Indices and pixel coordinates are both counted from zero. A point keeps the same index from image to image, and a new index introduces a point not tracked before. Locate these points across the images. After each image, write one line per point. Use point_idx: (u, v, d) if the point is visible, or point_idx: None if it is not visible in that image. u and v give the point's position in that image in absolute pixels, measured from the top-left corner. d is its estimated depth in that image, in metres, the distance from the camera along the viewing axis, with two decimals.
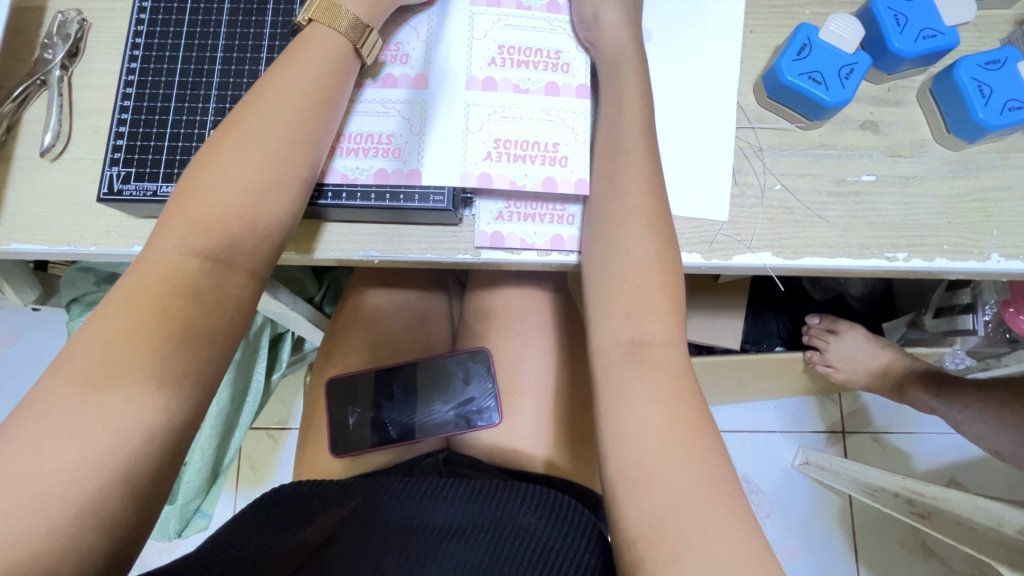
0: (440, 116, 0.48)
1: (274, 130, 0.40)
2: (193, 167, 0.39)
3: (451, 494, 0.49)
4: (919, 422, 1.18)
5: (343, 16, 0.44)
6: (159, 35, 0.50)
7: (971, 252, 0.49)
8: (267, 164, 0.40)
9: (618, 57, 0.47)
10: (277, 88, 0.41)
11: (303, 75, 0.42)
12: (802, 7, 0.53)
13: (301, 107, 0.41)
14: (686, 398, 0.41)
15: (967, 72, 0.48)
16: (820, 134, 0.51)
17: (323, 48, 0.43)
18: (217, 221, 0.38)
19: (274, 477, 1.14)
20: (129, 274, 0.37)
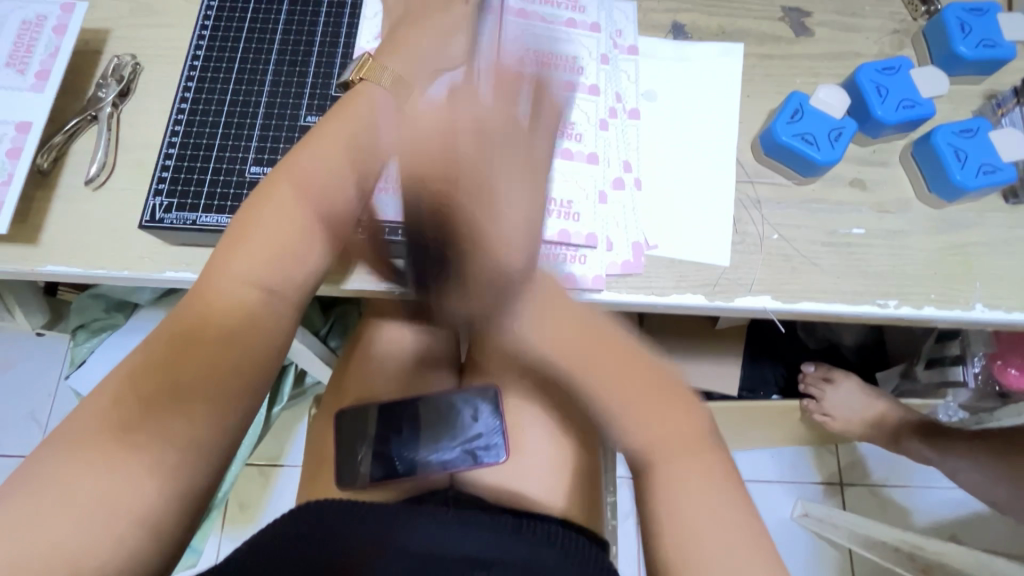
0: None
1: (326, 175, 0.46)
2: (255, 199, 0.45)
3: (474, 524, 0.50)
4: (916, 474, 1.18)
5: (387, 76, 0.51)
6: (210, 80, 0.54)
7: (957, 302, 0.52)
8: (321, 202, 0.45)
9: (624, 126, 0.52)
10: (329, 136, 0.47)
11: (351, 126, 0.48)
12: (793, 76, 0.59)
13: (350, 153, 0.47)
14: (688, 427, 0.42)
15: (944, 138, 0.53)
16: (813, 189, 0.55)
17: (371, 104, 0.50)
18: (273, 251, 0.43)
19: (265, 515, 1.12)
20: (191, 301, 0.41)
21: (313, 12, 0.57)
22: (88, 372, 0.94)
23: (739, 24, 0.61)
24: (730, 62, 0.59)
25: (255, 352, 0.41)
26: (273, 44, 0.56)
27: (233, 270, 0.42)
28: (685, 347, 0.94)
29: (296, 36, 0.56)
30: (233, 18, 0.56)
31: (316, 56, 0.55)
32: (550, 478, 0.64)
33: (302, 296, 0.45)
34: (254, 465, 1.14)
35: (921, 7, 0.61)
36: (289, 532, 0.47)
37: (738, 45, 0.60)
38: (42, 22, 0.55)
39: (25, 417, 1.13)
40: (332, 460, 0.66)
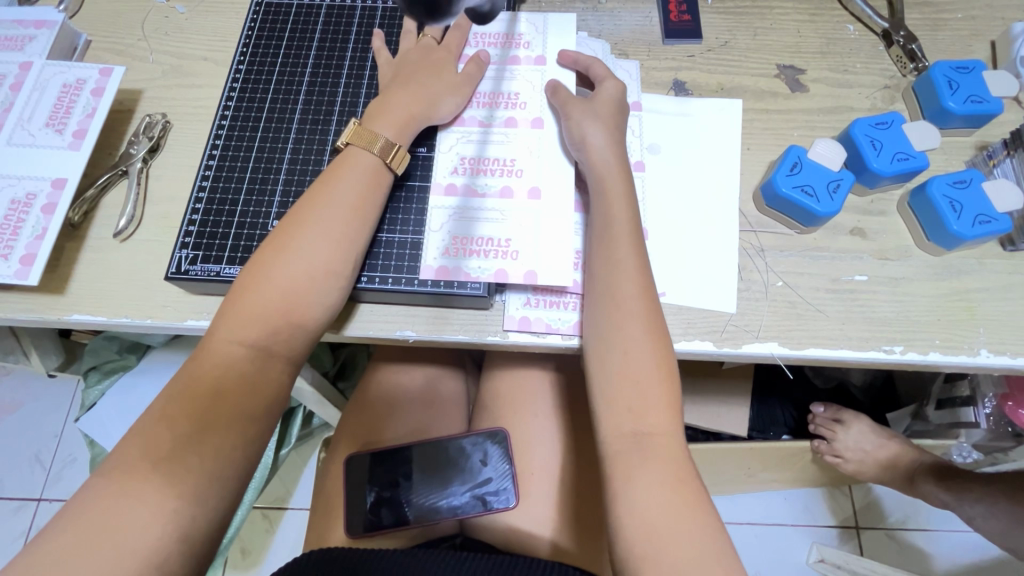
0: (545, 224, 0.54)
1: (321, 237, 0.48)
2: (249, 269, 0.47)
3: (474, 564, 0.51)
4: (934, 517, 1.15)
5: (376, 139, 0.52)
6: (236, 138, 0.57)
7: (962, 348, 0.53)
8: (310, 264, 0.47)
9: (606, 175, 0.53)
10: (327, 197, 0.50)
11: (348, 185, 0.50)
12: (790, 130, 0.62)
13: (348, 215, 0.50)
14: (686, 482, 0.44)
15: (939, 189, 0.55)
16: (815, 238, 0.57)
17: (355, 166, 0.51)
18: (269, 316, 0.46)
19: (268, 560, 1.09)
20: (193, 362, 0.44)
21: (335, 74, 0.60)
22: (99, 414, 0.94)
23: (736, 80, 0.64)
24: (730, 116, 0.62)
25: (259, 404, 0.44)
26: (297, 102, 0.59)
27: (230, 337, 0.45)
28: (693, 387, 0.94)
29: (319, 95, 0.59)
30: (259, 80, 0.60)
31: (336, 114, 0.58)
32: (560, 524, 0.64)
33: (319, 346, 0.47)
34: (258, 509, 1.13)
35: (909, 64, 0.64)
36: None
37: (737, 100, 0.63)
38: (82, 85, 0.58)
39: (31, 458, 1.13)
40: (342, 506, 0.66)
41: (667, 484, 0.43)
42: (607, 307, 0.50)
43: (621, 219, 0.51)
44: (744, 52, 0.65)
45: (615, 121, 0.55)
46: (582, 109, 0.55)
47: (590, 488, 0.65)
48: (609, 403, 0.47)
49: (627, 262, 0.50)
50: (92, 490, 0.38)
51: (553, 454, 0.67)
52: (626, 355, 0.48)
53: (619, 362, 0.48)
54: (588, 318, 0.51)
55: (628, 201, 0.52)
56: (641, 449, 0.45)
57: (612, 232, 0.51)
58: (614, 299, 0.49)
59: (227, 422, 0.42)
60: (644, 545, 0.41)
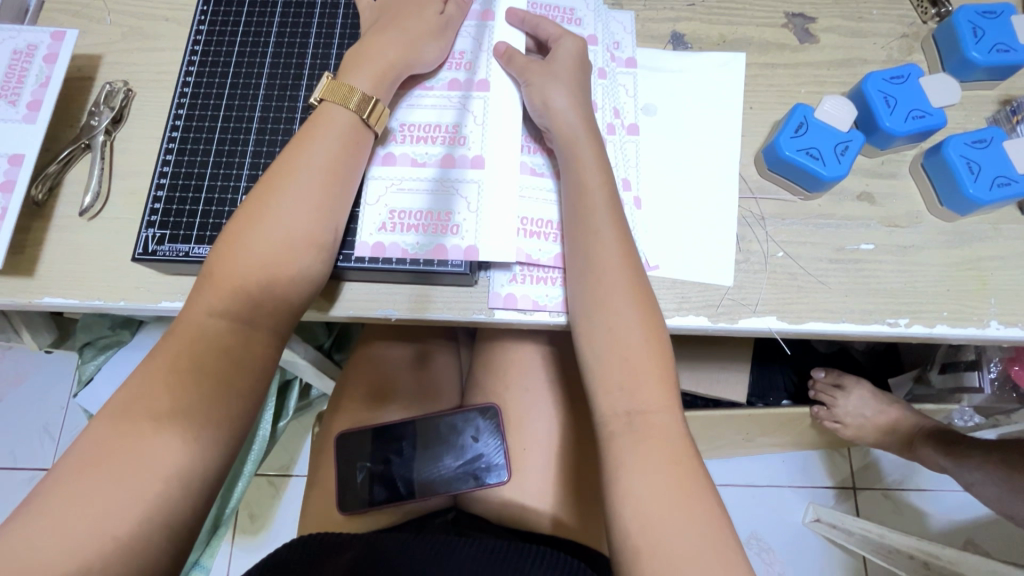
0: (494, 195, 0.50)
1: (296, 204, 0.45)
2: (225, 237, 0.44)
3: (465, 549, 0.52)
4: (932, 479, 1.16)
5: (353, 95, 0.48)
6: (200, 107, 0.54)
7: (971, 320, 0.50)
8: (289, 237, 0.44)
9: (573, 142, 0.49)
10: (301, 162, 0.46)
11: (323, 148, 0.47)
12: (797, 87, 0.57)
13: (324, 180, 0.46)
14: (683, 465, 0.42)
15: (956, 150, 0.51)
16: (820, 204, 0.54)
17: (337, 127, 0.48)
18: (245, 293, 0.43)
19: (274, 526, 1.12)
20: (167, 338, 0.42)
21: (303, 33, 0.56)
22: (95, 390, 0.94)
23: (741, 32, 0.59)
24: (731, 73, 0.57)
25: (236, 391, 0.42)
26: (263, 66, 0.55)
27: (207, 314, 0.42)
28: (691, 355, 0.92)
29: (286, 57, 0.55)
30: (222, 42, 0.56)
31: (306, 79, 0.54)
32: (553, 498, 0.63)
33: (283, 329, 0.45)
34: (261, 476, 1.15)
35: (931, 10, 0.59)
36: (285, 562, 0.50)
37: (740, 54, 0.58)
38: (33, 52, 0.54)
39: (39, 431, 1.14)
40: (334, 484, 0.66)
41: (664, 468, 0.42)
42: (587, 280, 0.47)
43: (596, 187, 0.48)
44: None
45: (578, 80, 0.51)
46: (542, 73, 0.51)
47: (584, 462, 0.65)
48: (601, 382, 0.45)
49: (607, 233, 0.47)
50: (52, 484, 0.36)
51: (546, 429, 0.66)
52: (616, 331, 0.46)
53: (610, 339, 0.46)
54: (573, 294, 0.48)
55: (601, 166, 0.49)
56: (635, 431, 0.44)
57: (586, 201, 0.48)
58: (601, 273, 0.47)
59: (190, 411, 0.39)
60: (640, 532, 0.40)
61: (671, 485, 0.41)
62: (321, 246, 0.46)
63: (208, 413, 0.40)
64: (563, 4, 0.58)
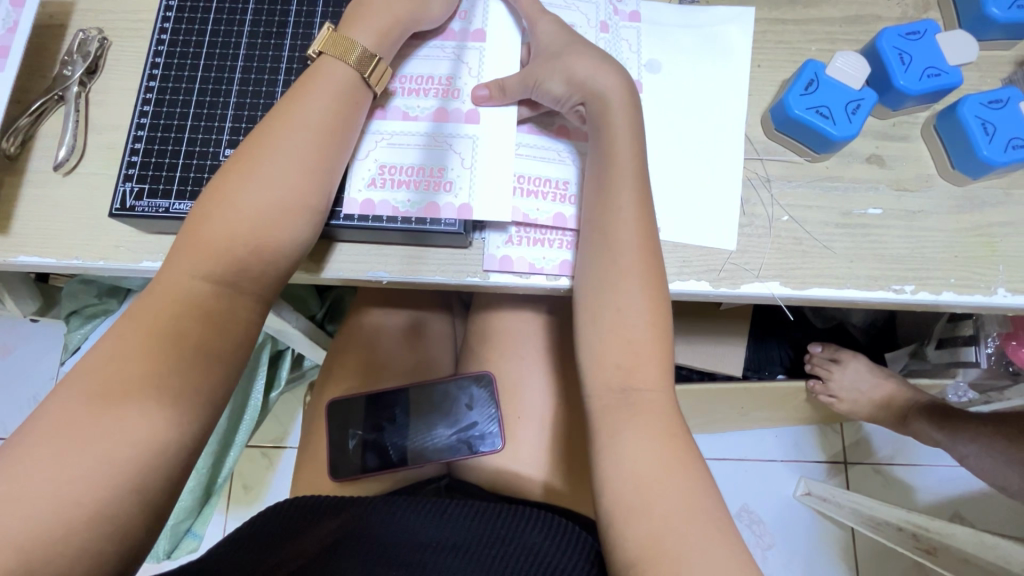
0: (489, 151, 0.48)
1: (290, 162, 0.43)
2: (210, 190, 0.42)
3: (455, 512, 0.51)
4: (922, 454, 1.17)
5: (353, 49, 0.46)
6: (178, 55, 0.51)
7: (978, 287, 0.49)
8: (281, 196, 0.42)
9: (601, 106, 0.47)
10: (297, 118, 0.44)
11: (320, 103, 0.44)
12: (808, 44, 0.55)
13: (319, 138, 0.44)
14: (678, 436, 0.42)
15: (972, 110, 0.49)
16: (827, 166, 0.52)
17: (335, 82, 0.45)
18: (228, 250, 0.41)
19: (267, 496, 1.12)
20: (146, 295, 0.40)
21: None
22: None
23: None
24: (739, 29, 0.55)
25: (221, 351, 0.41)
26: (246, 13, 0.52)
27: (188, 271, 0.40)
28: (688, 328, 0.91)
29: (270, 4, 0.52)
30: None
31: (291, 27, 0.51)
32: (548, 467, 0.63)
33: (270, 287, 0.43)
34: (255, 448, 1.14)
35: None
36: (266, 533, 0.49)
37: (749, 8, 0.55)
38: None
39: (26, 402, 1.13)
40: (326, 452, 0.65)
41: (660, 438, 0.41)
42: (598, 251, 0.45)
43: (622, 154, 0.46)
44: None
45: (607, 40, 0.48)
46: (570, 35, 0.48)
47: (580, 431, 0.64)
48: (598, 353, 0.44)
49: (624, 201, 0.45)
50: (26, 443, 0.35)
51: (541, 397, 0.65)
52: (617, 307, 0.44)
53: (610, 315, 0.44)
54: (582, 264, 0.46)
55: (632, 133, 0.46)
56: (630, 403, 0.43)
57: (611, 169, 0.46)
58: (614, 243, 0.45)
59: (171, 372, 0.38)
60: (636, 498, 0.39)
61: (667, 455, 0.41)
62: (310, 208, 0.44)
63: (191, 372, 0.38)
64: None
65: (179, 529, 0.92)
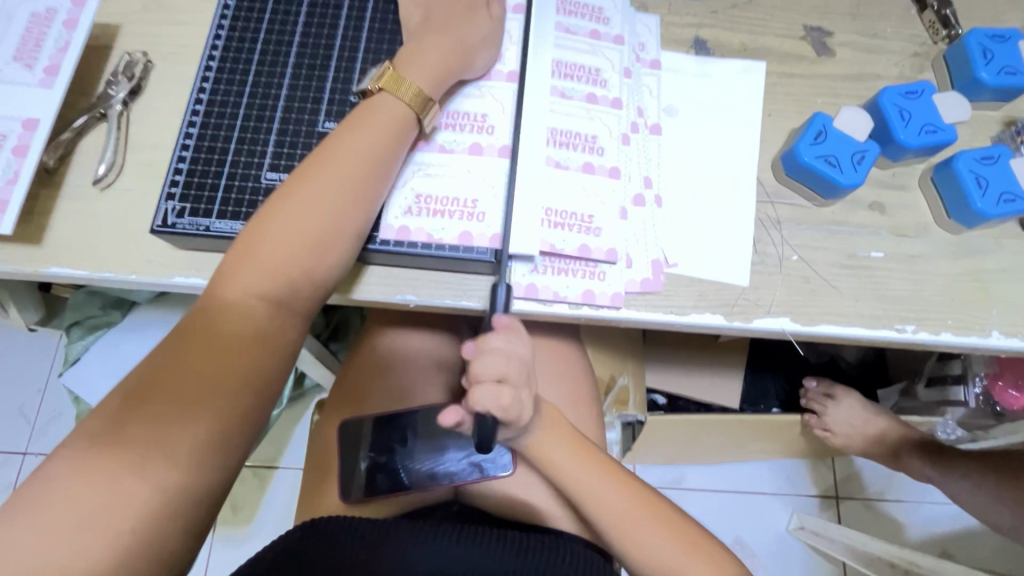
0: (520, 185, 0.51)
1: (341, 188, 0.45)
2: (265, 211, 0.44)
3: (492, 543, 0.52)
4: (912, 490, 1.19)
5: (406, 86, 0.49)
6: (225, 82, 0.53)
7: (974, 328, 0.52)
8: (331, 220, 0.45)
9: None
10: (350, 147, 0.46)
11: (371, 134, 0.47)
12: (815, 97, 0.59)
13: (370, 166, 0.47)
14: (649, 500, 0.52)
15: (966, 164, 0.53)
16: (832, 211, 0.55)
17: (386, 116, 0.48)
18: (275, 267, 0.43)
19: (258, 518, 1.09)
20: (204, 310, 0.42)
21: (332, 15, 0.55)
22: (84, 371, 0.92)
23: (761, 41, 0.61)
24: (751, 82, 0.59)
25: (262, 367, 0.42)
26: (291, 45, 0.54)
27: (237, 285, 0.42)
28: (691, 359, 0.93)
29: (315, 38, 0.55)
30: (250, 18, 0.55)
31: (334, 60, 0.54)
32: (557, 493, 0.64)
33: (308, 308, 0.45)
34: (248, 467, 1.12)
35: (942, 31, 0.61)
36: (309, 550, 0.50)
37: (760, 62, 0.59)
38: (53, 15, 0.53)
39: (14, 413, 1.10)
40: (336, 471, 0.65)
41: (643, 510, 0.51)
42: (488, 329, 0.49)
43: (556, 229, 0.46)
44: (770, 10, 0.62)
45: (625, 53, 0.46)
46: None
47: None
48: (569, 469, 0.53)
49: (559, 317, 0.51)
50: (70, 453, 0.36)
51: None
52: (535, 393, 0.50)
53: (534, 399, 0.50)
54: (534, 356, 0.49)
55: None
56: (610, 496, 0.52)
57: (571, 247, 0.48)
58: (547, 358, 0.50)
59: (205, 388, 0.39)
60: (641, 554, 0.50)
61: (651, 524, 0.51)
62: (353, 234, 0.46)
63: (233, 388, 0.40)
64: (594, 4, 0.58)
65: None
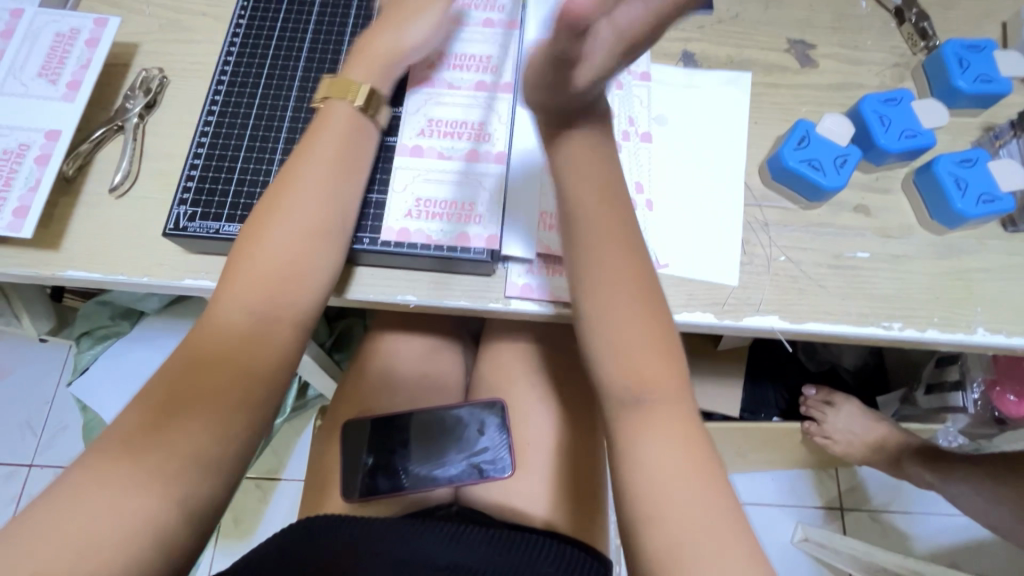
0: (514, 191, 0.54)
1: (313, 196, 0.46)
2: (246, 233, 0.45)
3: (474, 536, 0.54)
4: (917, 500, 1.18)
5: (355, 91, 0.50)
6: (236, 94, 0.56)
7: (960, 326, 0.53)
8: (307, 226, 0.46)
9: None
10: (312, 156, 0.47)
11: (327, 141, 0.48)
12: (799, 105, 0.61)
13: (333, 172, 0.48)
14: (694, 448, 0.39)
15: (945, 167, 0.55)
16: (818, 214, 0.57)
17: (339, 124, 0.49)
18: (265, 281, 0.43)
19: (260, 530, 1.09)
20: (201, 330, 0.42)
21: (338, 32, 0.59)
22: (92, 380, 0.94)
23: (746, 54, 0.63)
24: (737, 91, 0.61)
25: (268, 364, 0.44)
26: (299, 60, 0.57)
27: (231, 301, 0.43)
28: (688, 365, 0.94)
29: (322, 53, 0.58)
30: (260, 36, 0.58)
31: (339, 73, 0.57)
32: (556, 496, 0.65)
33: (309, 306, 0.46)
34: (251, 479, 1.13)
35: (920, 42, 0.64)
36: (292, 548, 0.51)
37: (746, 73, 0.62)
38: (76, 35, 0.57)
39: (21, 425, 1.12)
40: (338, 474, 0.66)
41: (678, 454, 0.39)
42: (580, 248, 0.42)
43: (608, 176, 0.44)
44: (754, 24, 0.65)
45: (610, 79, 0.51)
46: None
47: (586, 459, 0.66)
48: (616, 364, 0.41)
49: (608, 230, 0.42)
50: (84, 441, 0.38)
51: (551, 424, 0.67)
52: (613, 316, 0.41)
53: (607, 325, 0.41)
54: (576, 275, 0.42)
55: None
56: (643, 410, 0.40)
57: None
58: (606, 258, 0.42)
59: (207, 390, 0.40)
60: (652, 510, 0.38)
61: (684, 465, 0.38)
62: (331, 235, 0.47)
63: (233, 383, 0.41)
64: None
65: None
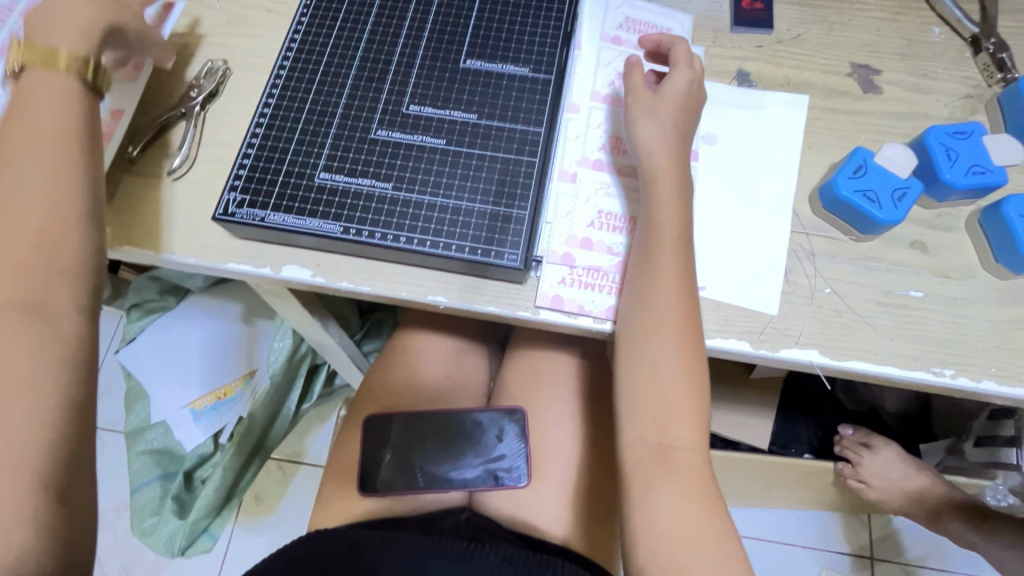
0: (577, 197, 0.55)
1: (37, 174, 0.45)
2: None
3: (482, 558, 0.54)
4: (957, 560, 1.10)
5: (57, 61, 0.49)
6: (292, 89, 0.58)
7: (1020, 379, 0.50)
8: (39, 207, 0.45)
9: (653, 177, 0.51)
10: (22, 137, 0.46)
11: (40, 120, 0.47)
12: (858, 132, 0.59)
13: (55, 152, 0.46)
14: (710, 498, 0.45)
15: (1016, 209, 0.51)
16: (870, 247, 0.54)
17: (46, 98, 0.48)
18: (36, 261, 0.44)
19: (279, 511, 1.11)
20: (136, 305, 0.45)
21: (393, 33, 0.60)
22: (138, 352, 1.00)
23: (806, 75, 0.61)
24: (795, 113, 0.59)
25: None
26: (355, 59, 0.59)
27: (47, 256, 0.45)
28: (719, 392, 0.91)
29: (376, 53, 0.59)
30: (319, 34, 0.60)
31: (391, 74, 0.58)
32: (569, 512, 0.64)
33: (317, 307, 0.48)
34: (275, 458, 1.15)
35: (997, 74, 0.60)
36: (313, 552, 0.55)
37: (803, 96, 0.60)
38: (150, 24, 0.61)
39: None
40: (356, 465, 0.67)
41: (692, 499, 0.44)
42: (637, 299, 0.48)
43: (669, 227, 0.49)
44: (817, 46, 0.62)
45: (676, 116, 0.52)
46: (645, 104, 0.53)
47: (601, 479, 0.65)
48: (633, 408, 0.47)
49: (666, 271, 0.48)
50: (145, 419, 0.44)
51: (572, 438, 0.67)
52: (655, 361, 0.47)
53: (648, 368, 0.47)
54: (622, 311, 0.50)
55: (678, 201, 0.50)
56: (665, 460, 0.45)
57: (656, 236, 0.49)
58: (652, 307, 0.47)
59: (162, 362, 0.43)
60: (665, 554, 0.43)
61: (695, 513, 0.44)
62: (69, 218, 0.46)
63: None
64: (659, 23, 0.62)
65: (195, 527, 1.01)
